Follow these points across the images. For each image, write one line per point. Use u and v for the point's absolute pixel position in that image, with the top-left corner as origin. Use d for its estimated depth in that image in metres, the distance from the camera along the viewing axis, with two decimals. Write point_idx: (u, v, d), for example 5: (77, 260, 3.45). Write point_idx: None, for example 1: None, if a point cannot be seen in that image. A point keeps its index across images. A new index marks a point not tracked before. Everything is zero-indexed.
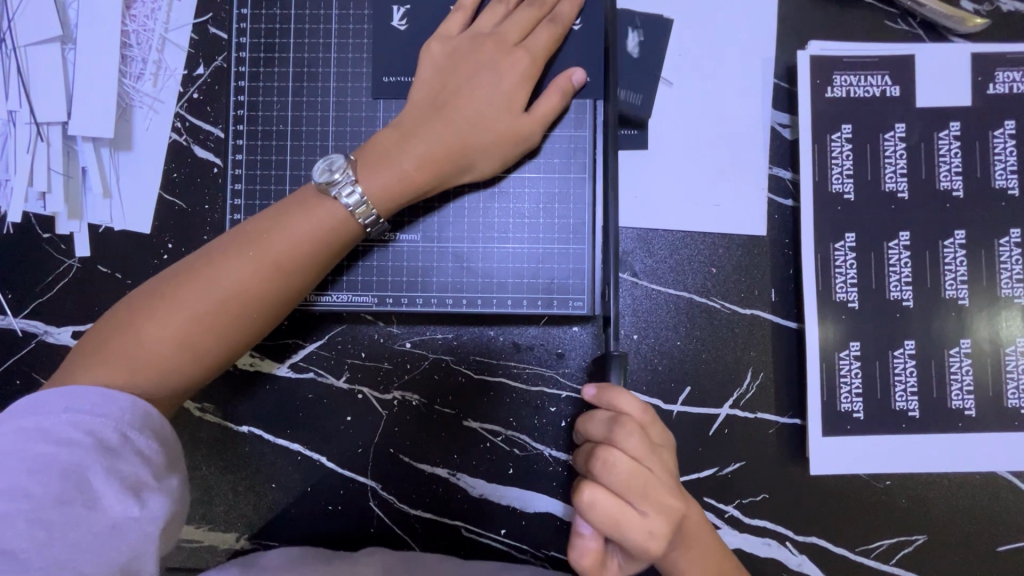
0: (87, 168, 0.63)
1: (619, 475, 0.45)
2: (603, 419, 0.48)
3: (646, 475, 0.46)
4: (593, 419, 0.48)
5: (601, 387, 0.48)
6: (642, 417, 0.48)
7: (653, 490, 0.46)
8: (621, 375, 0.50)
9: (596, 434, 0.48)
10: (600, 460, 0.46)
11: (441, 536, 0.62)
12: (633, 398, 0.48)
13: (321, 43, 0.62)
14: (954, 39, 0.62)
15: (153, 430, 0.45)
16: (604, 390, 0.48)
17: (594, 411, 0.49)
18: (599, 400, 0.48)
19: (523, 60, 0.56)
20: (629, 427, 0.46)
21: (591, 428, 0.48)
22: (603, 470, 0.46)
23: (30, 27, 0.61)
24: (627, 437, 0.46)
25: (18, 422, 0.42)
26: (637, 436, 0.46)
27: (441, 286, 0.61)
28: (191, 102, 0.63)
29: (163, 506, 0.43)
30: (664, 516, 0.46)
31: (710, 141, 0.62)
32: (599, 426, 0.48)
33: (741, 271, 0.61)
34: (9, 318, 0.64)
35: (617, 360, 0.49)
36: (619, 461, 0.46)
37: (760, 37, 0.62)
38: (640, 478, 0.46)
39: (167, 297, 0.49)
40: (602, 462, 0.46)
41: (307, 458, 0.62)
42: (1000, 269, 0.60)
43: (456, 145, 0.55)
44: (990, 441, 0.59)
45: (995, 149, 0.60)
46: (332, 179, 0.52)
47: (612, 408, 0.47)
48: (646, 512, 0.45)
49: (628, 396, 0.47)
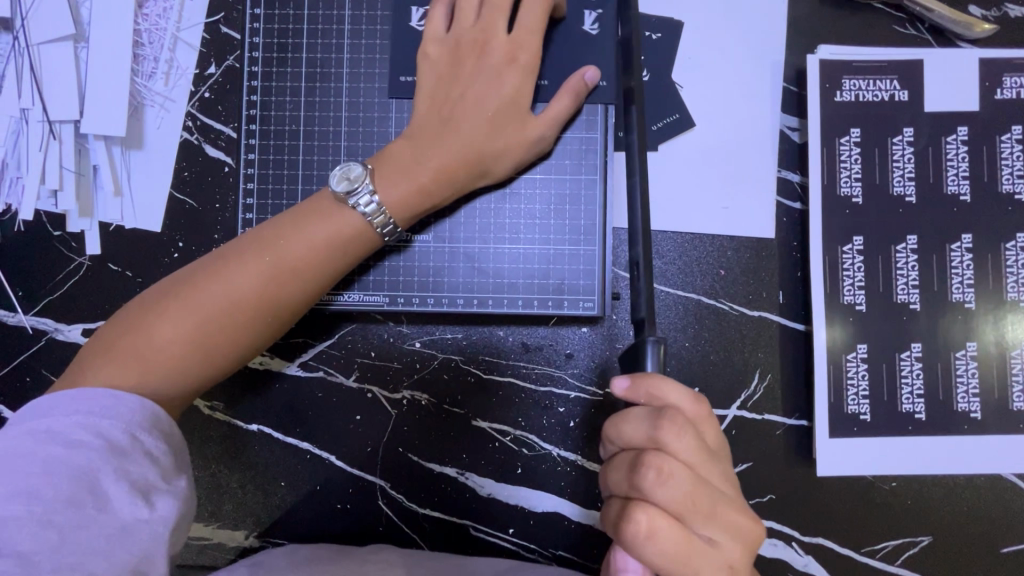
0: (98, 165, 0.63)
1: (673, 490, 0.42)
2: (643, 417, 0.44)
3: (704, 483, 0.43)
4: (631, 419, 0.45)
5: (635, 379, 0.45)
6: (691, 411, 0.45)
7: (716, 506, 0.43)
8: (656, 362, 0.46)
9: (638, 438, 0.44)
10: (653, 470, 0.43)
11: (450, 536, 0.63)
12: (682, 393, 0.45)
13: (334, 43, 0.62)
14: (962, 44, 0.62)
15: (162, 431, 0.45)
16: (639, 381, 0.44)
17: (631, 408, 0.46)
18: (634, 393, 0.44)
19: (533, 64, 0.56)
20: (678, 428, 0.43)
21: (631, 431, 0.45)
22: (658, 481, 0.42)
23: (43, 25, 0.62)
24: (678, 439, 0.43)
25: (29, 424, 0.42)
26: (689, 438, 0.43)
27: (452, 287, 0.61)
28: (202, 101, 0.64)
29: (173, 507, 0.44)
30: (728, 527, 0.43)
31: (720, 143, 0.62)
32: (639, 428, 0.44)
33: (749, 273, 0.62)
34: (20, 315, 0.64)
35: (653, 347, 0.46)
36: (675, 470, 0.42)
37: (770, 41, 0.62)
38: (699, 487, 0.43)
39: (181, 298, 0.49)
40: (656, 472, 0.42)
41: (316, 457, 0.63)
42: (1006, 273, 0.60)
43: (471, 154, 0.55)
44: (995, 444, 0.60)
45: (1002, 154, 0.60)
46: (351, 188, 0.52)
47: (651, 401, 0.44)
48: (708, 526, 0.43)
49: (674, 389, 0.44)
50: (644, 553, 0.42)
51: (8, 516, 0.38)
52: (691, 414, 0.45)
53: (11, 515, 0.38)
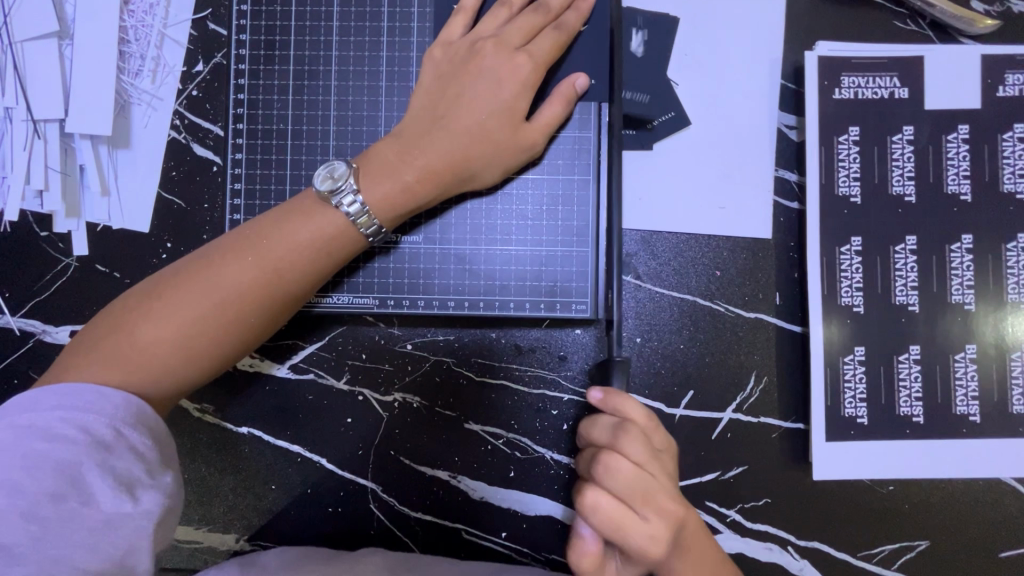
0: (85, 165, 0.62)
1: (620, 477, 0.44)
2: (605, 423, 0.48)
3: (651, 476, 0.45)
4: (597, 423, 0.48)
5: (607, 393, 0.48)
6: (646, 423, 0.47)
7: (658, 494, 0.45)
8: (622, 379, 0.51)
9: (598, 439, 0.48)
10: (602, 461, 0.45)
11: (442, 539, 0.62)
12: (638, 405, 0.48)
13: (323, 40, 0.61)
14: (964, 40, 0.61)
15: (148, 426, 0.45)
16: (610, 395, 0.48)
17: (597, 416, 0.49)
18: (605, 404, 0.48)
19: (524, 65, 0.54)
20: (632, 429, 0.46)
21: (595, 432, 0.48)
22: (605, 469, 0.45)
23: (27, 22, 0.60)
24: (631, 436, 0.46)
25: (12, 419, 0.41)
26: (641, 437, 0.46)
27: (443, 288, 0.60)
28: (190, 99, 0.63)
29: (158, 501, 0.43)
30: (669, 512, 0.45)
31: (715, 142, 0.61)
32: (602, 431, 0.48)
33: (745, 275, 0.61)
34: (7, 317, 0.63)
35: (619, 366, 0.51)
36: (622, 461, 0.45)
37: (767, 38, 0.61)
38: (645, 477, 0.45)
39: (166, 298, 0.48)
40: (603, 464, 0.45)
41: (307, 459, 0.62)
42: (1007, 274, 0.59)
43: (458, 156, 0.54)
44: (994, 447, 0.59)
45: (1004, 153, 0.59)
46: (335, 187, 0.51)
47: (617, 414, 0.47)
48: (646, 506, 0.44)
49: (632, 400, 0.48)
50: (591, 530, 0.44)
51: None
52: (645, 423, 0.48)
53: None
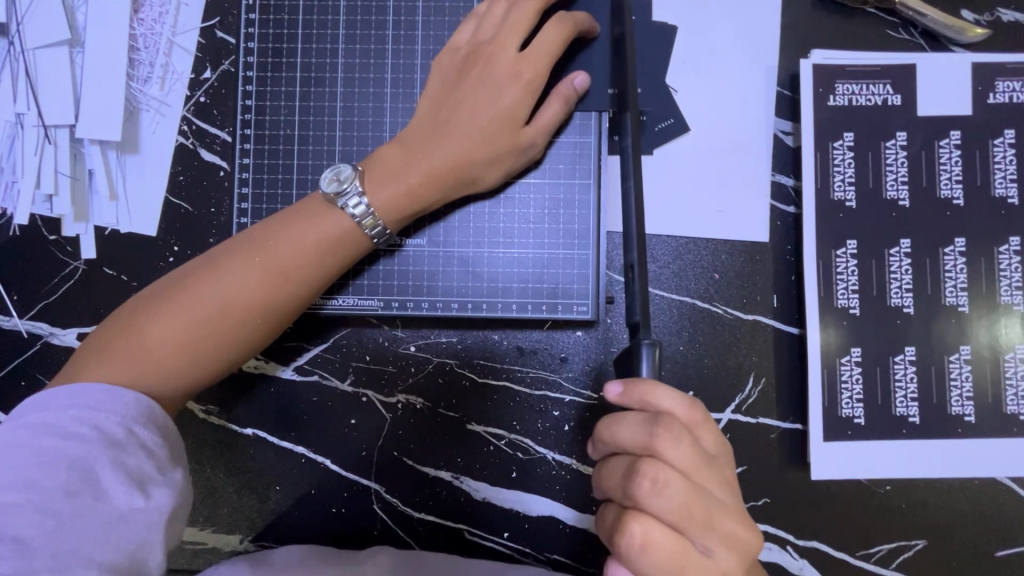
0: (93, 170, 0.63)
1: (668, 498, 0.42)
2: (638, 421, 0.45)
3: (700, 491, 0.43)
4: (626, 423, 0.45)
5: (627, 386, 0.45)
6: (686, 417, 0.45)
7: (712, 516, 0.43)
8: (651, 366, 0.47)
9: (632, 444, 0.45)
10: (648, 479, 0.43)
11: (444, 539, 0.63)
12: (674, 395, 0.44)
13: (329, 48, 0.62)
14: (954, 48, 0.62)
15: (158, 425, 0.46)
16: (633, 387, 0.45)
17: (625, 413, 0.46)
18: (626, 399, 0.45)
19: (525, 71, 0.55)
20: (675, 437, 0.43)
21: (625, 435, 0.45)
22: (653, 490, 0.42)
23: (39, 30, 0.62)
24: (674, 448, 0.43)
25: (26, 419, 0.42)
26: (686, 445, 0.43)
27: (447, 290, 0.61)
28: (198, 105, 0.64)
29: (169, 498, 0.44)
30: (726, 536, 0.43)
31: (713, 147, 0.62)
32: (634, 432, 0.45)
33: (743, 278, 0.62)
34: (15, 319, 0.64)
35: (648, 350, 0.46)
36: (670, 479, 0.42)
37: (764, 46, 0.62)
38: (694, 495, 0.43)
39: (174, 299, 0.49)
40: (651, 481, 0.43)
41: (311, 460, 0.63)
42: (999, 276, 0.60)
43: (461, 159, 0.55)
44: (989, 447, 0.60)
45: (995, 158, 0.61)
46: (340, 189, 0.52)
47: (645, 405, 0.44)
48: (704, 536, 0.43)
49: (667, 393, 0.44)
50: (639, 564, 0.42)
51: (4, 503, 0.38)
52: (687, 418, 0.45)
53: (7, 502, 0.38)
